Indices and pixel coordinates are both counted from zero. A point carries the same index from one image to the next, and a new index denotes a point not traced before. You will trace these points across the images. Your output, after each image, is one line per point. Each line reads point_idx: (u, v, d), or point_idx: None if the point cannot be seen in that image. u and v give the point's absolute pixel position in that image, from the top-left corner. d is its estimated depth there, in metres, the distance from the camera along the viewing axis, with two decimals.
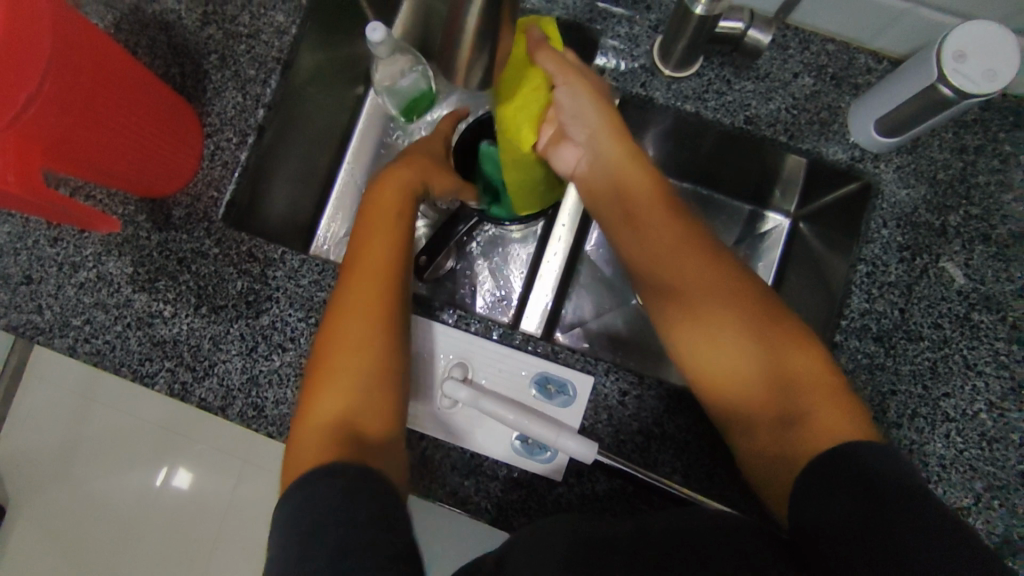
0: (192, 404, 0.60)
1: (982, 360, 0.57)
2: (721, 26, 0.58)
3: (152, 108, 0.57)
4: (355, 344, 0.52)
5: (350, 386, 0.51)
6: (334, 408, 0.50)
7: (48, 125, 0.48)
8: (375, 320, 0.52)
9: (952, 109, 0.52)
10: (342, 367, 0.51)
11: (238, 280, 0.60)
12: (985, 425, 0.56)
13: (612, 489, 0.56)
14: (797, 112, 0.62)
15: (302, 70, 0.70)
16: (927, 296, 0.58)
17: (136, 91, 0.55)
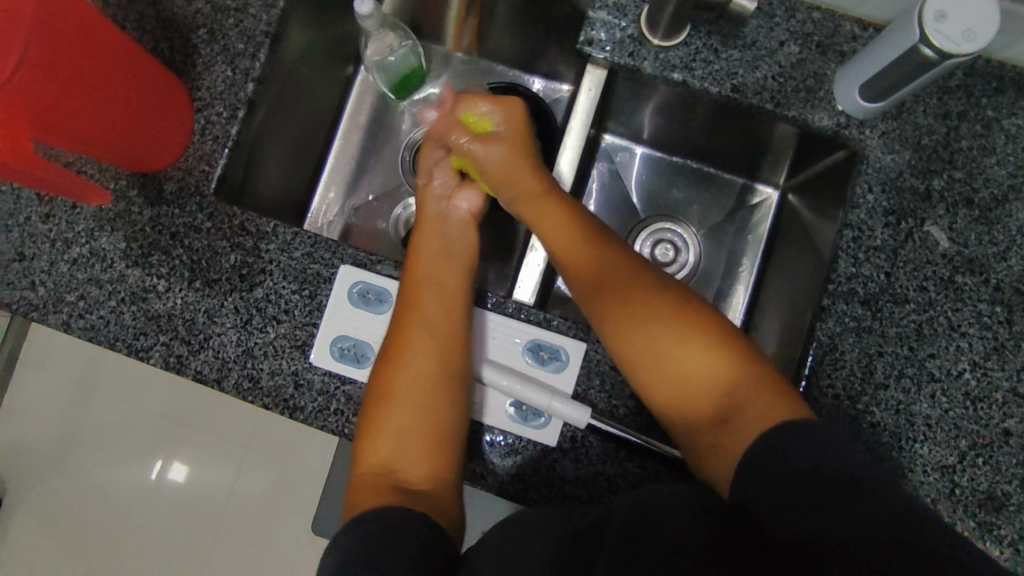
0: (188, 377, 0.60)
1: (966, 321, 0.58)
2: None
3: (142, 82, 0.57)
4: (413, 392, 0.55)
5: (407, 428, 0.54)
6: (392, 453, 0.54)
7: (38, 95, 0.48)
8: (432, 373, 0.56)
9: (936, 70, 0.53)
10: (404, 407, 0.55)
11: (231, 254, 0.60)
12: (969, 384, 0.57)
13: (607, 454, 0.56)
14: (784, 80, 0.62)
15: (292, 47, 0.70)
16: (912, 260, 0.59)
17: (125, 64, 0.55)
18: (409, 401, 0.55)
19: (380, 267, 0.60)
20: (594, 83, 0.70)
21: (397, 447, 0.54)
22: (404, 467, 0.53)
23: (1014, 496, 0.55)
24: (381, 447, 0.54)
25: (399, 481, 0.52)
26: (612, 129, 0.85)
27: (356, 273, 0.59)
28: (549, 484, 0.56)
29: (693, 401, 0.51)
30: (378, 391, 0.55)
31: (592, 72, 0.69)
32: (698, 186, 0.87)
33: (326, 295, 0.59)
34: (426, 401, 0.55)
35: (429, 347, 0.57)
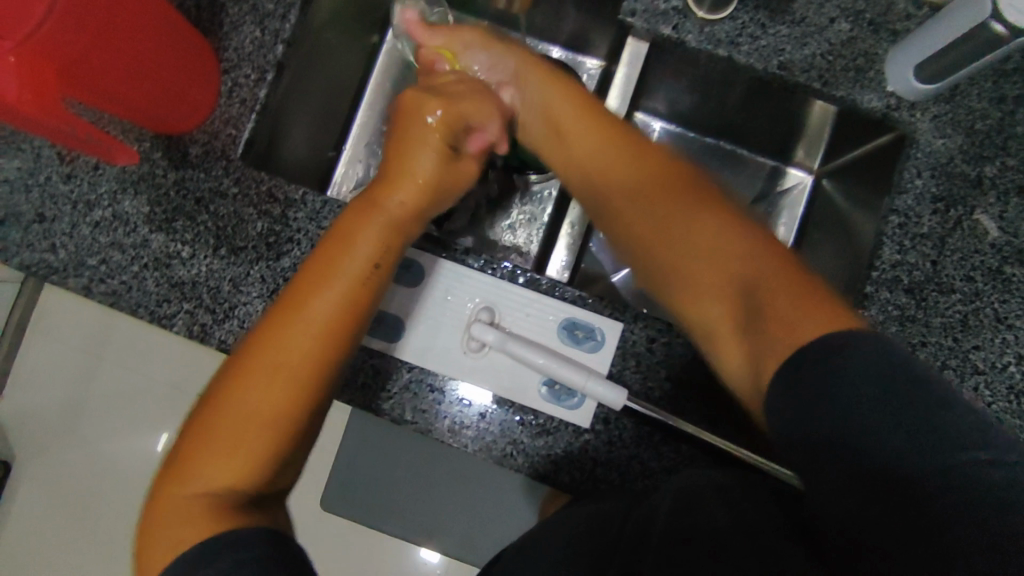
0: (211, 347, 0.59)
1: (1013, 313, 0.56)
2: None
3: (168, 38, 0.54)
4: (243, 410, 0.43)
5: (232, 457, 0.42)
6: (224, 472, 0.42)
7: (66, 45, 0.46)
8: (281, 391, 0.43)
9: (1000, 51, 0.52)
10: (232, 425, 0.42)
11: (258, 221, 0.58)
12: (1013, 378, 0.55)
13: (641, 438, 0.55)
14: (833, 58, 0.60)
15: (321, 12, 0.68)
16: (960, 249, 0.57)
17: (153, 18, 0.53)
18: (247, 413, 0.42)
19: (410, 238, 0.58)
20: (632, 55, 0.69)
21: (216, 477, 0.42)
22: (239, 485, 0.42)
23: None
24: (200, 480, 0.42)
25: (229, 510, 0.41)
26: (645, 107, 0.83)
27: None
28: (585, 472, 0.55)
29: (727, 313, 0.44)
30: (214, 402, 0.43)
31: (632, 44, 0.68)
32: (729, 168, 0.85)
33: None
34: (270, 408, 0.43)
35: (288, 365, 0.43)
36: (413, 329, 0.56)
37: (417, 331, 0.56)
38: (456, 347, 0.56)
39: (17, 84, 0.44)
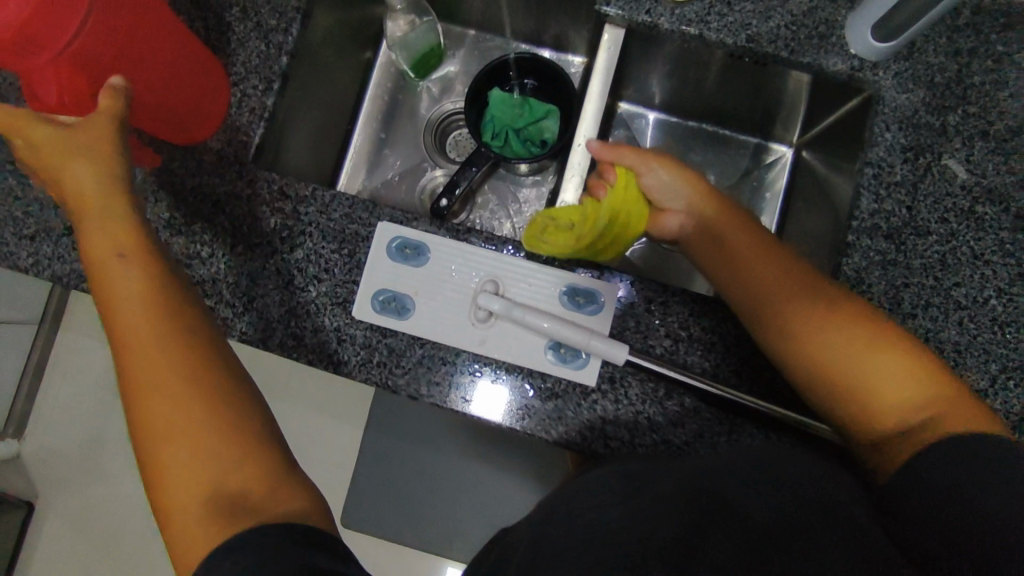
0: (252, 346, 0.62)
1: (989, 250, 0.59)
2: None
3: (178, 54, 0.59)
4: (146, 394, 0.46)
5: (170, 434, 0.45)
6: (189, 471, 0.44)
7: (95, 58, 0.51)
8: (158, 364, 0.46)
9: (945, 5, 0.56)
10: (158, 390, 0.46)
11: (271, 218, 0.62)
12: (995, 310, 0.58)
13: (648, 395, 0.58)
14: (796, 28, 0.64)
15: (320, 26, 0.73)
16: (932, 193, 0.60)
17: (166, 35, 0.57)
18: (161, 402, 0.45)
19: (416, 223, 0.61)
20: (611, 42, 0.71)
21: (192, 453, 0.44)
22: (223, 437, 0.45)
23: None
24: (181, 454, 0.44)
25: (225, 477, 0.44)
26: (628, 98, 0.87)
27: (393, 228, 0.61)
28: (598, 435, 0.57)
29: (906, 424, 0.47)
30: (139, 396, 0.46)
31: (609, 30, 0.70)
32: (713, 150, 0.89)
33: (364, 253, 0.61)
34: (179, 387, 0.46)
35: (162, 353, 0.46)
36: (423, 305, 0.60)
37: (426, 308, 0.59)
38: (464, 320, 0.59)
39: (56, 89, 0.50)
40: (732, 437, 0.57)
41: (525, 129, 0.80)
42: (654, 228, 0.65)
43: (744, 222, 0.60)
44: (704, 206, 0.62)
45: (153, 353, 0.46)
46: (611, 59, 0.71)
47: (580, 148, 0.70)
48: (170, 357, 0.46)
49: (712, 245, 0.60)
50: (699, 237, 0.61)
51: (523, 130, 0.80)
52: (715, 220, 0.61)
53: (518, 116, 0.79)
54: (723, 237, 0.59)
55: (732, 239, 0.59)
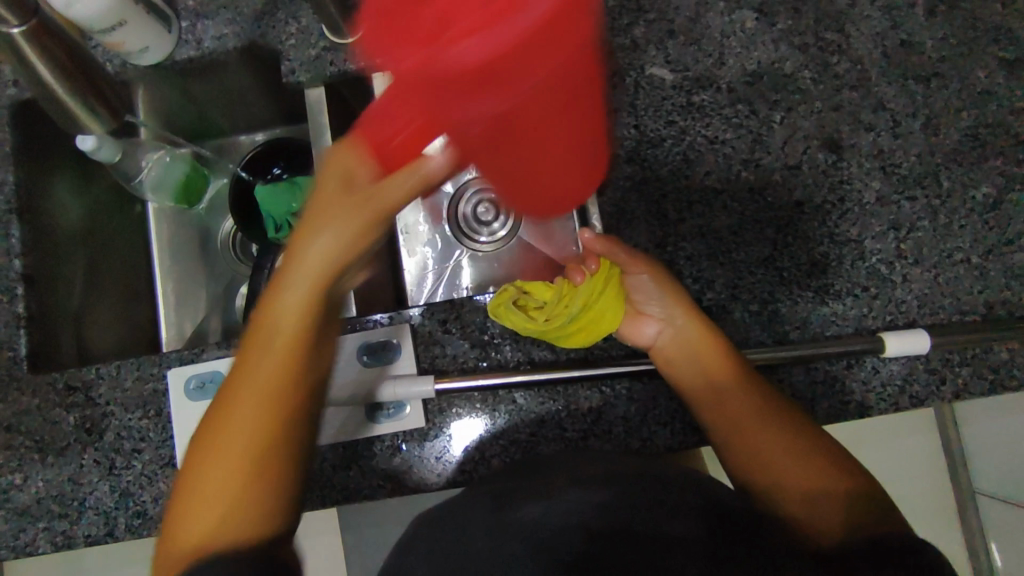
0: (103, 543, 0.59)
1: (720, 131, 0.64)
2: None
3: (577, 159, 0.43)
4: (331, 252, 0.44)
5: (244, 456, 0.43)
6: (216, 507, 0.43)
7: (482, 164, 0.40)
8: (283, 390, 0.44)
9: None
10: (218, 446, 0.44)
11: (68, 415, 0.60)
12: (746, 180, 0.64)
13: (484, 407, 0.58)
14: None
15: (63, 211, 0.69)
16: (650, 103, 0.64)
17: (583, 132, 0.40)
18: (233, 429, 0.44)
19: (203, 355, 0.60)
20: (317, 109, 0.66)
21: (227, 489, 0.43)
22: (244, 496, 0.43)
23: (830, 253, 0.63)
24: (223, 492, 0.43)
25: (251, 495, 0.43)
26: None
27: (185, 370, 0.59)
28: (462, 465, 0.57)
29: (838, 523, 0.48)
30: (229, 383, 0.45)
31: (311, 93, 0.66)
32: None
33: (168, 406, 0.59)
34: (260, 420, 0.44)
35: (228, 440, 0.44)
36: None
37: None
38: None
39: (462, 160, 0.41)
40: (571, 408, 0.58)
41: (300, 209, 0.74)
42: (626, 330, 0.61)
43: (726, 349, 0.57)
44: (685, 330, 0.58)
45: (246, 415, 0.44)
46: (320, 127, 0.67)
47: None
48: (249, 425, 0.44)
49: (687, 368, 0.57)
50: (676, 350, 0.58)
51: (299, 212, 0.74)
52: (699, 341, 0.57)
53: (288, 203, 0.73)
54: (704, 369, 0.57)
55: (715, 363, 0.57)
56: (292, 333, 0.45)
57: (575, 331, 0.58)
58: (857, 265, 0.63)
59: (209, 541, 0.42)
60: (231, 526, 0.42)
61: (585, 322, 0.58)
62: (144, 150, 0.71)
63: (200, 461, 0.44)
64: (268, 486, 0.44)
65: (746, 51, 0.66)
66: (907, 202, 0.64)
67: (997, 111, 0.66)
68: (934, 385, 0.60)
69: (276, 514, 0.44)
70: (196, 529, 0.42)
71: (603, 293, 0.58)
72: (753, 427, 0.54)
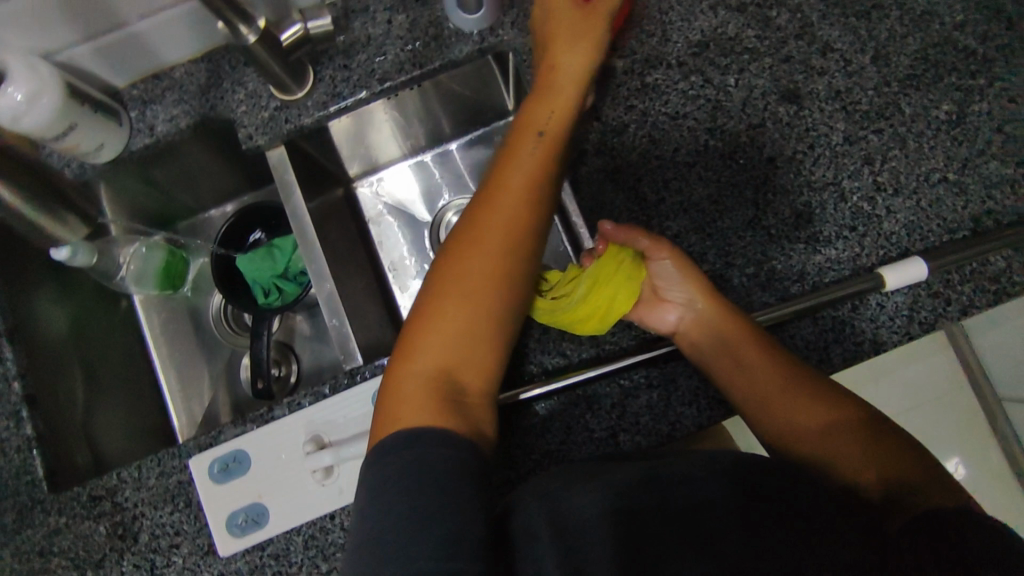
0: None
1: (681, 106, 0.64)
2: (285, 40, 0.59)
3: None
4: (581, 69, 0.56)
5: (515, 275, 0.50)
6: (451, 348, 0.48)
7: None
8: (494, 261, 0.49)
9: None
10: (478, 268, 0.49)
11: (99, 526, 0.59)
12: (715, 147, 0.64)
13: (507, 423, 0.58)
14: (413, 45, 0.64)
15: (51, 323, 0.68)
16: (607, 94, 0.65)
17: None
18: (462, 273, 0.49)
19: (222, 435, 0.60)
20: (281, 165, 0.65)
21: (447, 345, 0.48)
22: (460, 363, 0.48)
23: (812, 201, 0.63)
24: (446, 339, 0.48)
25: (459, 381, 0.47)
26: (350, 175, 0.82)
27: (206, 454, 0.59)
28: (498, 486, 0.57)
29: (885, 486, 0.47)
30: (454, 249, 0.50)
31: (271, 154, 0.65)
32: (451, 164, 0.85)
33: (196, 493, 0.59)
34: (492, 259, 0.49)
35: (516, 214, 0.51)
36: (275, 500, 0.57)
37: (279, 500, 0.57)
38: (314, 488, 0.57)
39: None
40: (595, 408, 0.57)
41: (282, 272, 0.74)
42: (647, 316, 0.61)
43: (748, 329, 0.57)
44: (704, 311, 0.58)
45: (506, 216, 0.50)
46: (286, 182, 0.65)
47: (322, 275, 0.64)
48: (487, 249, 0.49)
49: (715, 354, 0.57)
50: (700, 336, 0.58)
51: (283, 275, 0.74)
52: (721, 326, 0.58)
53: (270, 270, 0.73)
54: (728, 347, 0.57)
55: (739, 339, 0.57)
56: (555, 140, 0.54)
57: (591, 313, 0.58)
58: (839, 207, 0.63)
59: (456, 372, 0.47)
60: (472, 388, 0.48)
61: (599, 303, 0.58)
62: (121, 248, 0.72)
63: (414, 325, 0.49)
64: (466, 368, 0.48)
65: (687, 24, 0.66)
66: (873, 136, 0.65)
67: (940, 30, 0.67)
68: (938, 308, 0.61)
69: (485, 389, 0.49)
70: (422, 366, 0.47)
71: (611, 274, 0.60)
72: (782, 402, 0.54)
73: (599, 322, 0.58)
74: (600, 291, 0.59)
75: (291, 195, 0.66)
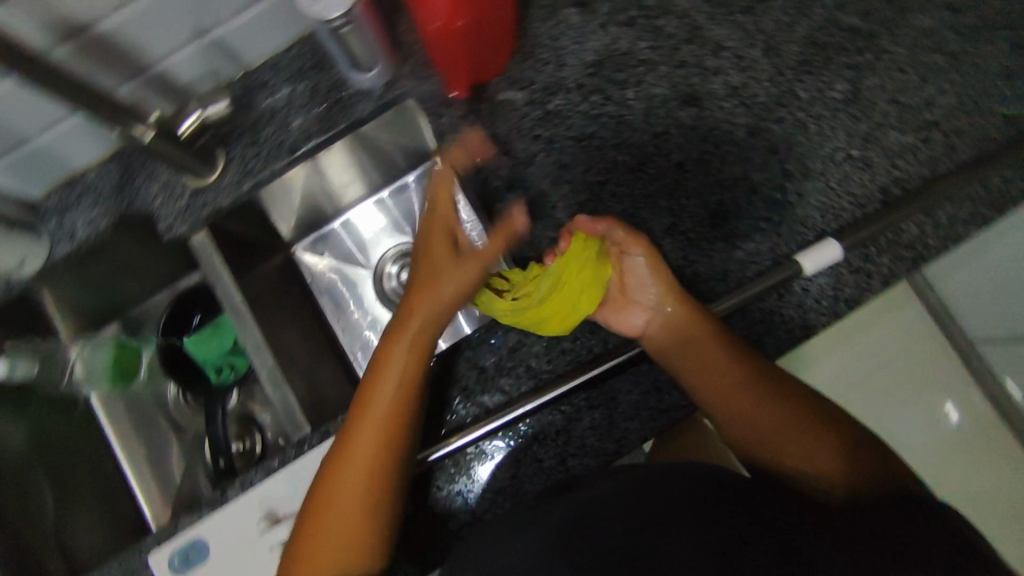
0: None
1: (586, 127, 0.65)
2: (183, 131, 0.60)
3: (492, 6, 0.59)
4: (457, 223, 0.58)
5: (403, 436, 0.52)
6: (348, 519, 0.50)
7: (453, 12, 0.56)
8: (382, 444, 0.51)
9: (354, 20, 0.56)
10: (369, 437, 0.51)
11: None
12: (623, 162, 0.65)
13: (463, 465, 0.59)
14: (315, 112, 0.65)
15: (8, 438, 0.69)
16: (511, 126, 0.65)
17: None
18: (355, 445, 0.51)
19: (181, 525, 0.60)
20: (207, 250, 0.63)
21: (344, 517, 0.50)
22: (359, 531, 0.50)
23: (725, 199, 0.64)
24: (344, 511, 0.50)
25: (357, 548, 0.49)
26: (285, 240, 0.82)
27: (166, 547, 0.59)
28: (458, 530, 0.58)
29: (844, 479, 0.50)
30: (349, 425, 0.52)
31: (197, 240, 0.63)
32: (384, 213, 0.84)
33: None
34: (380, 426, 0.51)
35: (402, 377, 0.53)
36: None
37: None
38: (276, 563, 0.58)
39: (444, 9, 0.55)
40: (540, 438, 0.59)
41: (221, 349, 0.75)
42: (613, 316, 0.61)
43: (716, 327, 0.57)
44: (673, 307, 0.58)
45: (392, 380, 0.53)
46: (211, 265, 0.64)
47: (260, 349, 0.64)
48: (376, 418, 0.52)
49: (684, 356, 0.57)
50: (668, 340, 0.58)
51: (223, 351, 0.75)
52: (686, 329, 0.58)
53: (207, 350, 0.75)
54: (696, 345, 0.57)
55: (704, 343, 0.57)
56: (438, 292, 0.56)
57: (556, 315, 0.59)
58: (752, 201, 0.64)
59: (355, 544, 0.49)
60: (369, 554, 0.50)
61: (563, 303, 0.59)
62: (67, 349, 0.75)
63: (315, 497, 0.51)
64: (365, 539, 0.50)
65: (580, 45, 0.66)
66: (776, 125, 0.66)
67: (822, 12, 0.68)
68: (861, 283, 0.62)
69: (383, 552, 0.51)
70: (321, 540, 0.49)
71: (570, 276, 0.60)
72: (745, 401, 0.55)
73: (563, 322, 0.59)
74: (566, 291, 0.59)
75: (222, 273, 0.64)
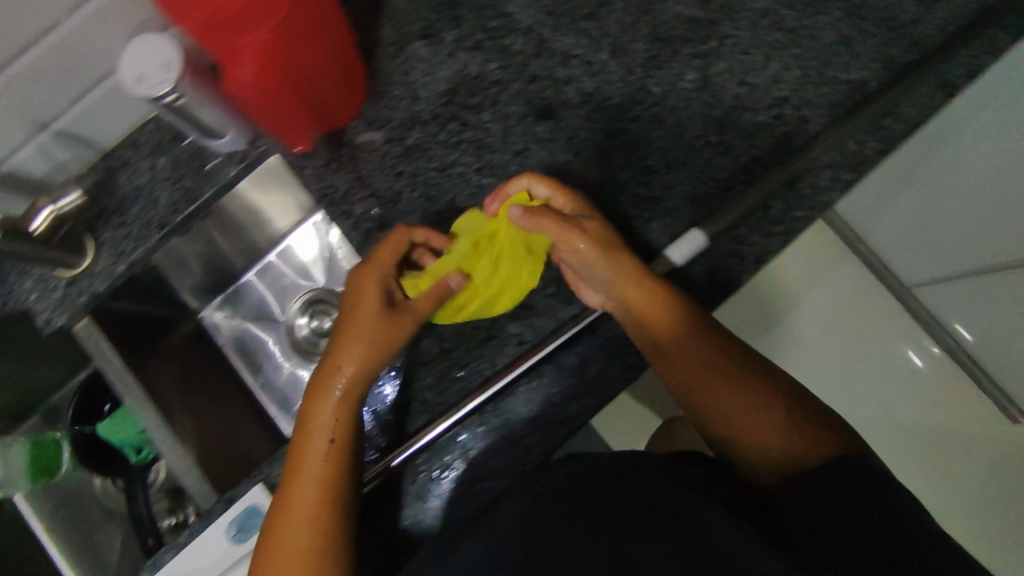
0: None
1: (446, 156, 0.66)
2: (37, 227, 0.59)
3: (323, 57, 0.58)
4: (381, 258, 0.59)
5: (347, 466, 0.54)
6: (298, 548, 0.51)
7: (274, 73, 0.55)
8: (329, 475, 0.53)
9: (192, 95, 0.55)
10: (315, 469, 0.53)
11: None
12: (489, 185, 0.66)
13: (416, 480, 0.59)
14: (180, 183, 0.66)
15: None
16: (374, 167, 0.66)
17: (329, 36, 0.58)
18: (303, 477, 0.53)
19: None
20: (92, 338, 0.65)
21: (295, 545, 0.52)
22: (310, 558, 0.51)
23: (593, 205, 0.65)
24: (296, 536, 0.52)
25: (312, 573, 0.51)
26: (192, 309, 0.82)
27: None
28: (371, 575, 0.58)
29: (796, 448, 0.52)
30: (296, 457, 0.54)
31: (80, 328, 0.65)
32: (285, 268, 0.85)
33: None
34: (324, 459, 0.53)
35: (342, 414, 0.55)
36: None
37: None
38: None
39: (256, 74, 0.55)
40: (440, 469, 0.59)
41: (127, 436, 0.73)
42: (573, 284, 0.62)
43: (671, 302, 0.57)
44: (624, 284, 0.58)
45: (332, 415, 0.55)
46: (97, 352, 0.66)
47: (158, 429, 0.65)
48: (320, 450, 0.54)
49: (641, 321, 0.58)
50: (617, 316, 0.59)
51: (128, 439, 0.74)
52: (634, 300, 0.57)
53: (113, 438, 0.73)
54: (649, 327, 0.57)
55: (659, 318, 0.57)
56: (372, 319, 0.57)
57: (496, 296, 0.61)
58: (619, 203, 0.65)
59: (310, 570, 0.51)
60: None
61: (498, 283, 0.61)
62: None
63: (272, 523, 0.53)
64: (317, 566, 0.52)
65: (431, 77, 0.67)
66: (633, 124, 0.66)
67: (662, 8, 0.68)
68: (734, 267, 0.64)
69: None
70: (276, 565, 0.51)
71: (506, 255, 0.61)
72: (708, 373, 0.56)
73: (503, 300, 0.61)
74: (499, 266, 0.61)
75: (110, 358, 0.66)
